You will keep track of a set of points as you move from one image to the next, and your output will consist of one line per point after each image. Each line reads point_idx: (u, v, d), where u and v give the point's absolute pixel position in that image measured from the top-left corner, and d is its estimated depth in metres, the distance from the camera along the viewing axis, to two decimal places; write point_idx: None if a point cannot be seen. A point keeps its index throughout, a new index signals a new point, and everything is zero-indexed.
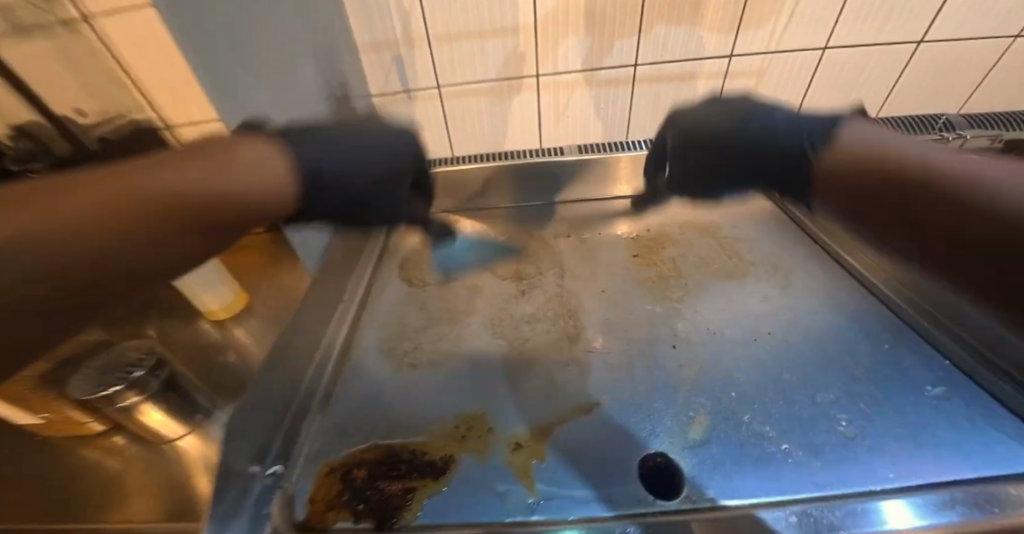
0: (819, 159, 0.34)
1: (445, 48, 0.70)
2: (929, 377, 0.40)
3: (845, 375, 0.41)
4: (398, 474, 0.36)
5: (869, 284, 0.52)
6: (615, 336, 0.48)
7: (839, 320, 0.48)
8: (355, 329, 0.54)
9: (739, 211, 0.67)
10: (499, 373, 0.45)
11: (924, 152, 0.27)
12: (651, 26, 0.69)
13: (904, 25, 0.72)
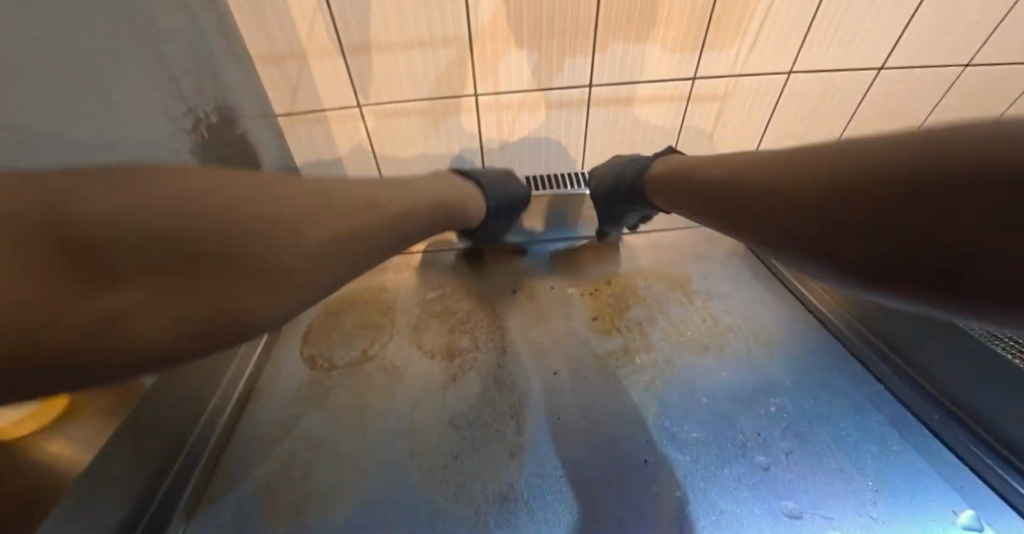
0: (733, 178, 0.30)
1: (364, 61, 0.57)
2: (949, 495, 0.34)
3: (858, 498, 0.33)
4: None
5: (858, 351, 0.45)
6: (573, 443, 0.37)
7: (836, 407, 0.40)
8: (228, 443, 0.41)
9: (709, 256, 0.59)
10: (419, 515, 0.33)
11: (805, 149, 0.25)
12: (607, 43, 0.60)
13: (867, 50, 0.68)
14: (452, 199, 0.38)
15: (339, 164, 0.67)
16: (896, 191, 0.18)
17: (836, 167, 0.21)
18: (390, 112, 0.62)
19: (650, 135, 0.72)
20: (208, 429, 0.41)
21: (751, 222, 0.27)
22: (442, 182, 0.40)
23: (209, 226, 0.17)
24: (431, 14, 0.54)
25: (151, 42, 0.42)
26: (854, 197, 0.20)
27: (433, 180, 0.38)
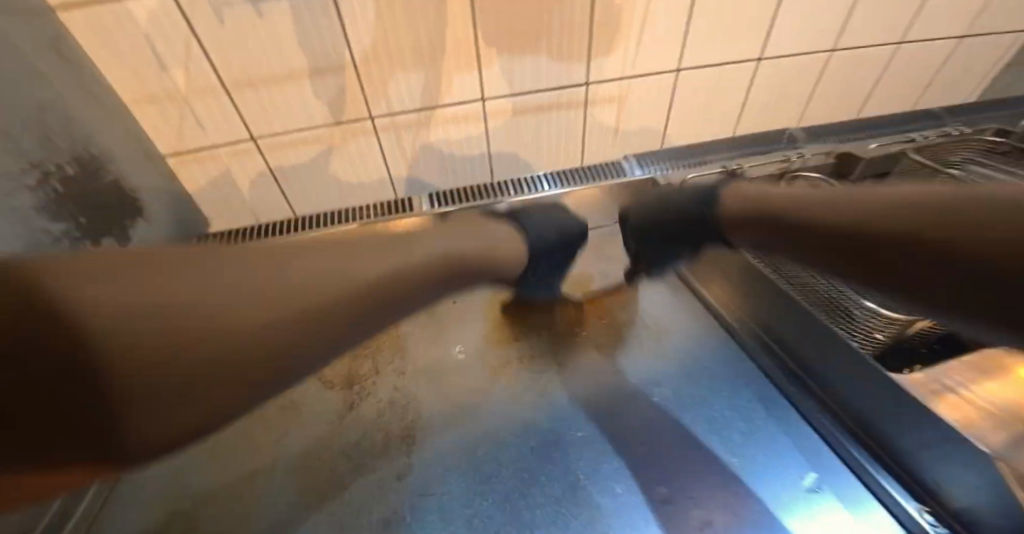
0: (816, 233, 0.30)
1: (250, 95, 0.56)
2: (800, 468, 0.40)
3: (721, 477, 0.39)
4: None
5: (739, 338, 0.50)
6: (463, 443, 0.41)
7: (706, 394, 0.45)
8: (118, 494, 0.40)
9: (608, 255, 0.63)
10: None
11: (841, 197, 0.30)
12: (492, 60, 0.61)
13: (741, 46, 0.73)
14: (494, 245, 0.38)
15: (241, 197, 0.66)
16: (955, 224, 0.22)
17: (874, 204, 0.27)
18: (288, 142, 0.62)
19: (554, 140, 0.74)
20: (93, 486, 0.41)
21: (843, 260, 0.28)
22: (503, 245, 0.39)
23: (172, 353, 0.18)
24: (311, 45, 0.54)
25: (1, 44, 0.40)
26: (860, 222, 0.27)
27: (489, 236, 0.38)
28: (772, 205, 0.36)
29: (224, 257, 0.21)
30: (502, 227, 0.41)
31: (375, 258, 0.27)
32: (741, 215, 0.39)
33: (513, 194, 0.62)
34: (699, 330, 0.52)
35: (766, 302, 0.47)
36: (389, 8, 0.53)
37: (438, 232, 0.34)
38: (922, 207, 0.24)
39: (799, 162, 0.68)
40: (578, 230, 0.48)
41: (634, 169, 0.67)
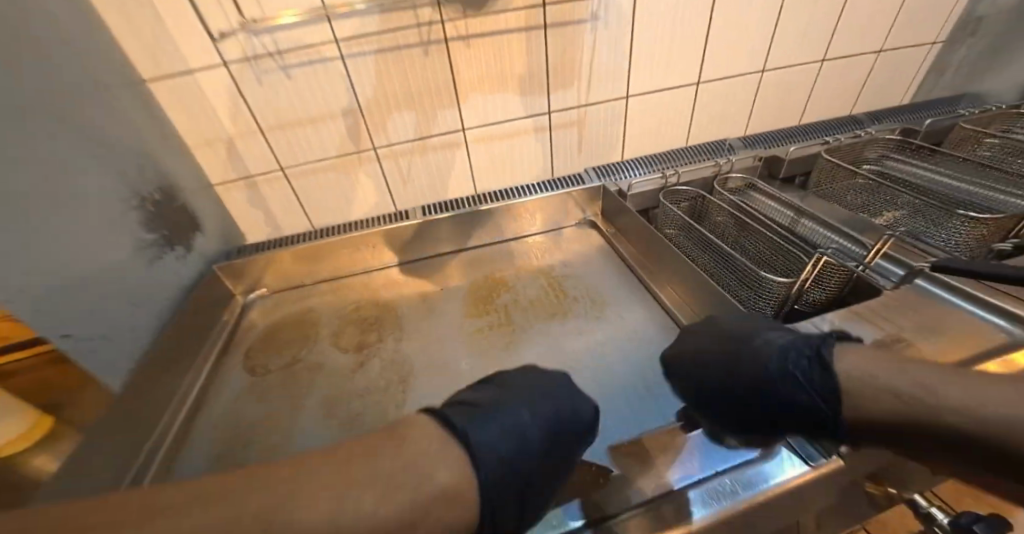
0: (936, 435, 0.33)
1: (280, 135, 0.72)
2: None
3: (633, 398, 0.52)
4: None
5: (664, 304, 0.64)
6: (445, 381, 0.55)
7: (635, 347, 0.59)
8: (190, 430, 0.55)
9: (571, 250, 0.76)
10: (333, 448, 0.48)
11: (951, 393, 0.33)
12: (468, 98, 0.77)
13: (680, 73, 0.88)
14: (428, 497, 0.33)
15: (271, 218, 0.81)
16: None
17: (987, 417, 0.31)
18: (309, 170, 0.77)
19: (526, 159, 0.89)
20: (171, 423, 0.54)
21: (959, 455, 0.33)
22: (436, 511, 0.33)
23: None
24: (326, 96, 0.70)
25: (118, 107, 0.58)
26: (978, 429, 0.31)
27: (438, 498, 0.33)
28: (881, 393, 0.36)
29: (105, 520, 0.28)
30: (445, 471, 0.34)
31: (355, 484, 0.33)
32: (866, 399, 0.36)
33: (489, 203, 0.76)
34: (642, 306, 0.65)
35: (690, 283, 0.61)
36: (386, 66, 0.69)
37: (399, 478, 0.33)
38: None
39: (729, 165, 0.80)
40: (543, 441, 0.39)
41: (591, 179, 0.80)
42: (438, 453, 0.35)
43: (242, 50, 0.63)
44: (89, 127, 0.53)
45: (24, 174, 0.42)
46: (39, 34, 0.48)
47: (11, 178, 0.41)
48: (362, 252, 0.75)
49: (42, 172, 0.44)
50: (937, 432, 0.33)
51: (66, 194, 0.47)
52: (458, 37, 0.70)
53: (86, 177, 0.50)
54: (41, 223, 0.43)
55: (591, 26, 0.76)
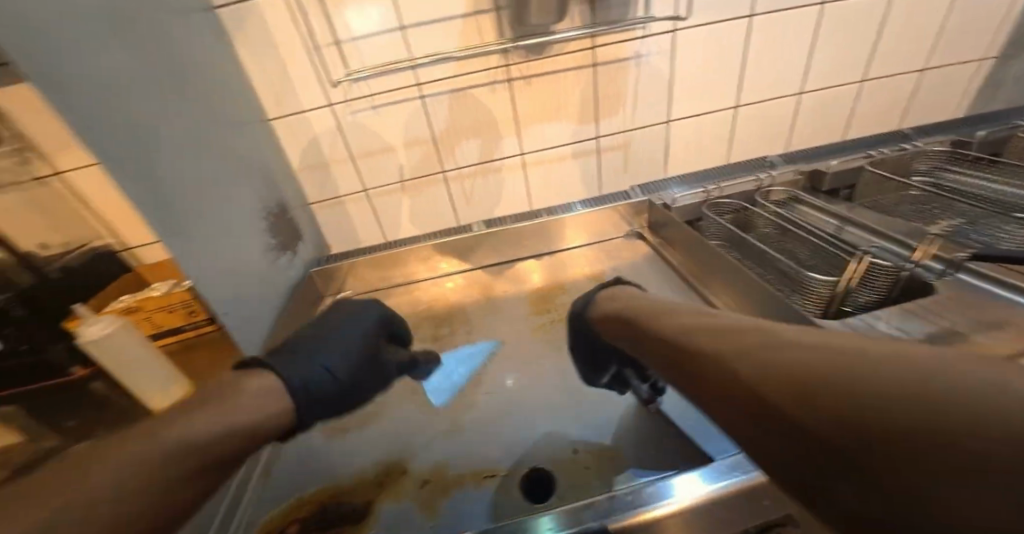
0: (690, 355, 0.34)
1: (367, 161, 0.85)
2: None
3: None
4: (323, 524, 0.44)
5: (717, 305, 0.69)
6: (512, 367, 0.62)
7: None
8: None
9: (622, 259, 0.82)
10: (420, 417, 0.55)
11: (718, 327, 0.35)
12: (527, 126, 0.88)
13: (719, 99, 0.93)
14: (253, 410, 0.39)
15: (353, 233, 0.93)
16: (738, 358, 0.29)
17: (723, 335, 0.32)
18: (388, 191, 0.89)
19: (576, 179, 0.97)
20: None
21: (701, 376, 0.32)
22: (258, 397, 0.40)
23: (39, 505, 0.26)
24: (407, 128, 0.82)
25: (257, 140, 0.74)
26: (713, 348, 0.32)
27: (262, 397, 0.41)
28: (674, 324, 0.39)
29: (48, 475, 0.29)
30: (261, 379, 0.43)
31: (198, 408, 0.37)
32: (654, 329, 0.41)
33: (544, 216, 0.85)
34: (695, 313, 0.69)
35: (742, 291, 0.65)
36: (459, 103, 0.82)
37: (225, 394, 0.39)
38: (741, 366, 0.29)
39: (772, 178, 0.84)
40: (335, 383, 0.48)
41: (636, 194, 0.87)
42: (247, 383, 0.41)
43: (344, 94, 0.77)
44: (242, 151, 0.69)
45: (183, 177, 0.56)
46: (210, 84, 0.65)
47: (174, 180, 0.54)
48: (433, 260, 0.85)
49: (195, 176, 0.58)
50: (694, 355, 0.34)
51: (224, 199, 0.62)
52: (520, 77, 0.82)
53: (237, 184, 0.66)
54: (204, 218, 0.58)
55: (635, 62, 0.86)
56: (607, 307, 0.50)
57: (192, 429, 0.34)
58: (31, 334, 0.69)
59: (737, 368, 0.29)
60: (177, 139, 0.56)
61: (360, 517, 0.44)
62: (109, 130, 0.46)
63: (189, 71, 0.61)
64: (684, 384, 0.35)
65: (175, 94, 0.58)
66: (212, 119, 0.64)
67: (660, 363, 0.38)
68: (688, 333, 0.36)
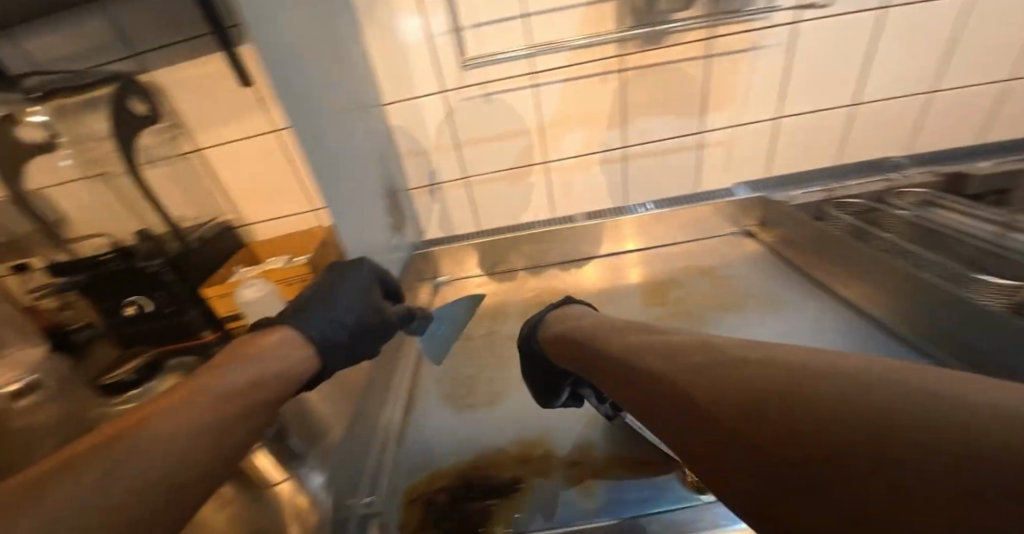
0: (637, 375, 0.35)
1: (473, 149, 0.87)
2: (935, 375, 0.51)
3: None
4: (476, 495, 0.45)
5: (857, 305, 0.64)
6: None
7: (837, 340, 0.59)
8: (417, 376, 0.66)
9: (737, 257, 0.79)
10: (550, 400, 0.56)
11: (665, 344, 0.36)
12: (633, 119, 0.87)
13: (839, 94, 0.87)
14: (275, 373, 0.44)
15: (450, 219, 0.95)
16: (686, 378, 0.30)
17: (672, 356, 0.33)
18: (490, 179, 0.90)
19: (675, 175, 0.95)
20: (405, 373, 0.66)
21: (652, 401, 0.32)
22: (274, 362, 0.45)
23: (111, 457, 0.30)
24: (518, 116, 0.84)
25: (383, 124, 0.81)
26: (658, 372, 0.33)
27: (288, 350, 0.47)
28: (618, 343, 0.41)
29: (112, 434, 0.32)
30: (284, 332, 0.49)
31: (232, 372, 0.41)
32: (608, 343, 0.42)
33: (650, 210, 0.84)
34: (825, 307, 0.65)
35: (878, 284, 0.61)
36: (570, 92, 0.83)
37: (246, 356, 0.44)
38: (687, 389, 0.29)
39: (906, 179, 0.78)
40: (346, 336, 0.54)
41: (742, 191, 0.83)
42: (265, 348, 0.46)
43: (461, 80, 0.79)
44: (375, 130, 0.77)
45: (337, 144, 0.64)
46: (354, 67, 0.71)
47: (332, 146, 0.63)
48: (535, 249, 0.85)
49: (346, 145, 0.66)
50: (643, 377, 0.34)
51: (362, 170, 0.70)
52: (633, 68, 0.82)
53: (375, 158, 0.75)
54: (349, 185, 0.66)
55: (751, 55, 0.83)
56: (553, 336, 0.52)
57: (226, 381, 0.40)
58: (178, 298, 0.74)
59: (692, 383, 0.29)
60: (336, 109, 0.65)
61: (513, 491, 0.45)
62: (294, 96, 0.54)
63: (341, 51, 0.68)
64: (636, 406, 0.35)
65: (337, 68, 0.66)
66: (356, 95, 0.71)
67: (613, 382, 0.39)
68: (641, 353, 0.36)
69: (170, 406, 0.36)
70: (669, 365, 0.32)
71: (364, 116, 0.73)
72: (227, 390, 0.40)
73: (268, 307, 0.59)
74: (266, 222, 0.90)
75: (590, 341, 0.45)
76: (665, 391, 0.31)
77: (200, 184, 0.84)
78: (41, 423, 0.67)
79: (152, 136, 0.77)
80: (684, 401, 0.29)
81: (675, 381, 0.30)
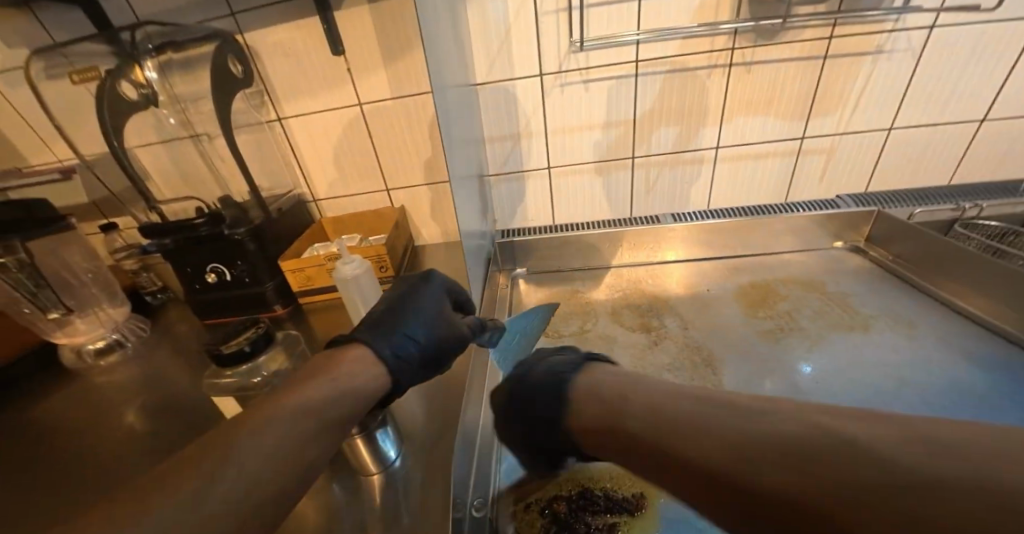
0: (652, 433, 0.30)
1: (559, 139, 0.83)
2: None
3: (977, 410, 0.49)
4: (599, 509, 0.42)
5: (992, 326, 0.58)
6: (745, 368, 0.58)
7: (977, 370, 0.54)
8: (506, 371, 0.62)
9: (842, 271, 0.74)
10: None
11: (679, 397, 0.31)
12: (732, 117, 0.82)
13: (965, 107, 0.79)
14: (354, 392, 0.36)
15: (524, 210, 0.92)
16: (732, 452, 0.26)
17: (695, 416, 0.29)
18: (571, 170, 0.87)
19: (767, 180, 0.89)
20: None
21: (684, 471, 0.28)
22: (353, 378, 0.37)
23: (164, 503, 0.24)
24: (612, 107, 0.80)
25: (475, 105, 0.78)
26: (685, 431, 0.29)
27: (359, 369, 0.38)
28: (622, 384, 0.36)
29: (175, 466, 0.26)
30: (356, 349, 0.40)
31: (308, 387, 0.34)
32: (616, 391, 0.36)
33: (745, 215, 0.79)
34: (954, 327, 0.60)
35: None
36: (670, 85, 0.78)
37: (324, 369, 0.36)
38: (732, 456, 0.26)
39: None
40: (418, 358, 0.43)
41: (848, 204, 0.77)
42: (343, 358, 0.38)
43: (558, 65, 0.76)
44: (472, 109, 0.75)
45: (450, 121, 0.63)
46: (460, 42, 0.69)
47: (448, 122, 0.61)
48: (617, 247, 0.82)
49: (454, 123, 0.65)
50: (661, 440, 0.29)
51: (462, 150, 0.68)
52: (740, 63, 0.76)
53: (470, 141, 0.73)
54: (457, 165, 0.65)
55: (873, 58, 0.75)
56: (558, 386, 0.40)
57: (291, 408, 0.32)
58: (258, 270, 0.73)
59: (735, 461, 0.26)
60: (450, 92, 0.63)
61: (635, 511, 0.42)
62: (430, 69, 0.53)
63: (454, 24, 0.66)
64: (649, 469, 0.31)
65: (451, 41, 0.64)
66: (460, 68, 0.69)
67: (598, 435, 0.35)
68: (652, 405, 0.32)
69: (240, 431, 0.29)
70: (701, 425, 0.28)
71: (463, 93, 0.71)
72: (296, 417, 0.31)
73: (367, 294, 0.56)
74: (339, 197, 0.89)
75: (596, 388, 0.37)
76: (702, 457, 0.27)
77: (279, 153, 0.84)
78: (121, 381, 0.67)
79: (243, 100, 0.76)
80: (738, 476, 0.25)
81: (713, 445, 0.27)
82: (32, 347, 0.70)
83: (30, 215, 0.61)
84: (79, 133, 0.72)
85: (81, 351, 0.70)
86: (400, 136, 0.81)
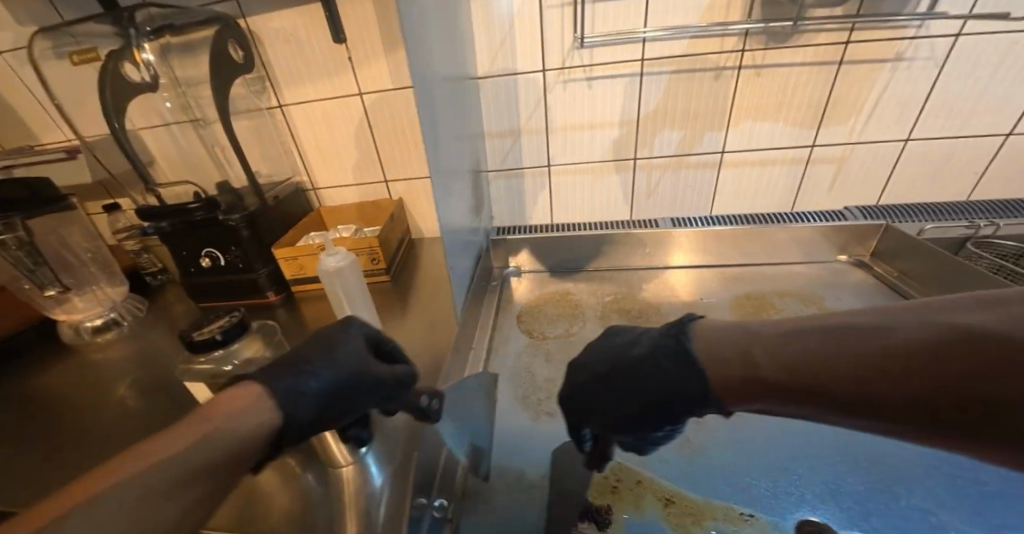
0: (791, 372, 0.28)
1: (559, 137, 0.82)
2: None
3: None
4: (562, 518, 0.42)
5: None
6: None
7: None
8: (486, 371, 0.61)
9: (843, 285, 0.71)
10: None
11: (804, 332, 0.29)
12: (739, 122, 0.79)
13: (991, 118, 0.74)
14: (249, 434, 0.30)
15: (522, 208, 0.91)
16: (886, 377, 0.24)
17: (831, 350, 0.26)
18: (571, 169, 0.85)
19: (773, 188, 0.86)
20: (474, 364, 0.62)
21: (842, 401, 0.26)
22: (245, 419, 0.30)
23: None
24: (616, 107, 0.78)
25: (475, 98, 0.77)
26: (823, 370, 0.26)
27: (239, 408, 0.30)
28: (736, 329, 0.33)
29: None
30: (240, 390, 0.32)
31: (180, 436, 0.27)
32: (726, 356, 0.32)
33: (745, 223, 0.76)
34: None
35: None
36: (676, 86, 0.76)
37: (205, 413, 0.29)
38: (898, 379, 0.23)
39: None
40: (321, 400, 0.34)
41: (856, 216, 0.74)
42: (234, 397, 0.31)
43: (560, 61, 0.74)
44: (472, 103, 0.74)
45: (444, 116, 0.61)
46: (461, 35, 0.67)
47: (441, 117, 0.60)
48: (611, 249, 0.80)
49: (450, 118, 0.63)
50: (804, 381, 0.27)
51: (457, 144, 0.67)
52: (750, 65, 0.74)
53: (467, 135, 0.72)
54: (451, 161, 0.64)
55: (891, 66, 0.72)
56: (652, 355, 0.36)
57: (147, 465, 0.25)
58: (250, 256, 0.73)
59: (894, 386, 0.23)
60: (445, 85, 0.61)
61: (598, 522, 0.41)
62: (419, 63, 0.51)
63: (454, 14, 0.64)
64: (802, 404, 0.28)
65: (450, 31, 0.63)
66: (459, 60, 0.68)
67: (722, 391, 0.32)
68: (773, 346, 0.29)
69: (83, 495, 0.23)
70: (841, 357, 0.26)
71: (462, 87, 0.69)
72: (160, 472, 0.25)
73: (349, 287, 0.56)
74: (337, 186, 0.89)
75: (710, 343, 0.33)
76: (861, 385, 0.25)
77: (279, 139, 0.84)
78: (111, 359, 0.68)
79: (243, 86, 0.77)
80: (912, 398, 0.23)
81: (873, 375, 0.24)
82: (34, 322, 0.73)
83: (32, 194, 0.60)
84: (83, 114, 0.73)
85: (79, 328, 0.72)
86: (399, 127, 0.80)
